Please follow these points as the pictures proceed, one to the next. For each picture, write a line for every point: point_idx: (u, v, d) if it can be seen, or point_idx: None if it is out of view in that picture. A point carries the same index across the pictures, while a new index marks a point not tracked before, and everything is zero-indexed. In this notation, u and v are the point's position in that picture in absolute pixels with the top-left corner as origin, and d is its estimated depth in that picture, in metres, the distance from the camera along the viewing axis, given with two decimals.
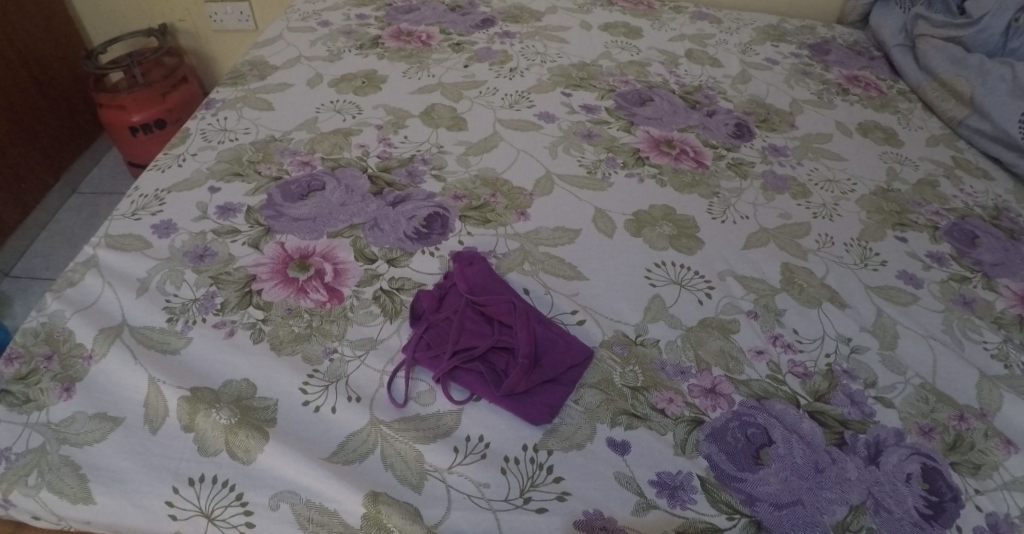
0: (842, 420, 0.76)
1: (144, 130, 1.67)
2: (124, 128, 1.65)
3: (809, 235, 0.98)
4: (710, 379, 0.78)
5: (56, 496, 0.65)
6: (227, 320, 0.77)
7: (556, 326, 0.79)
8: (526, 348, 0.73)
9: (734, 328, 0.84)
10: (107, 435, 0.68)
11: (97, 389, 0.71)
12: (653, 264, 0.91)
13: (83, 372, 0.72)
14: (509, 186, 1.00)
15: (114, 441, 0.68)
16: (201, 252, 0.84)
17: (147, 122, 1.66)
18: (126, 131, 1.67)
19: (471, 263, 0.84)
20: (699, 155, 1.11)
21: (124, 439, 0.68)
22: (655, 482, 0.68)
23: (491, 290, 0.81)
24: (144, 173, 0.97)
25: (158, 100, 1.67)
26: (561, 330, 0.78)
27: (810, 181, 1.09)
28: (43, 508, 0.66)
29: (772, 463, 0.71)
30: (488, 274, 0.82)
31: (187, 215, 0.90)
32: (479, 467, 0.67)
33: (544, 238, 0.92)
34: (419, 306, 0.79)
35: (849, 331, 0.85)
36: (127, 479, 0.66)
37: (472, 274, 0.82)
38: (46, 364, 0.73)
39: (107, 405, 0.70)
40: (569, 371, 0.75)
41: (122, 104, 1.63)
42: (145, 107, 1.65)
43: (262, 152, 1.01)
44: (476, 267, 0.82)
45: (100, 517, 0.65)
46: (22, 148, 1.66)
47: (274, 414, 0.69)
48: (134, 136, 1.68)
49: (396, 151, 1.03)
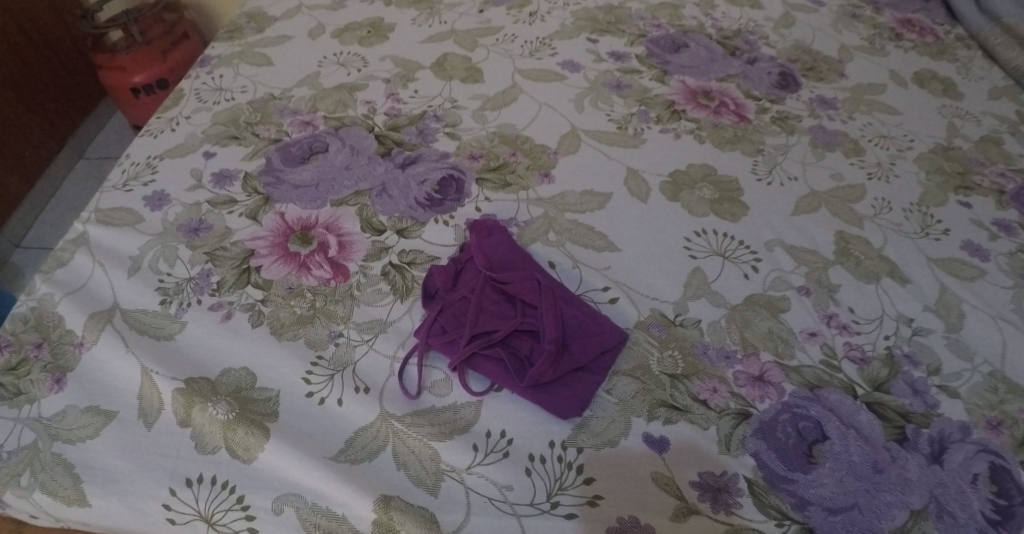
0: (903, 412, 0.69)
1: (147, 91, 1.57)
2: (126, 90, 1.55)
3: (865, 199, 0.89)
4: (758, 366, 0.70)
5: (50, 498, 0.60)
6: (225, 302, 0.70)
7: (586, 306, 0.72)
8: (555, 333, 0.66)
9: (784, 306, 0.75)
10: (100, 432, 0.62)
11: (89, 380, 0.65)
12: (693, 233, 0.82)
13: (74, 360, 0.66)
14: (531, 144, 0.90)
15: (108, 438, 0.62)
16: (196, 225, 0.77)
17: (149, 83, 1.56)
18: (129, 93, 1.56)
19: (489, 234, 0.76)
20: (741, 108, 1.00)
21: (118, 435, 0.62)
22: (698, 483, 0.61)
23: (512, 264, 0.73)
24: (136, 138, 0.88)
25: (159, 59, 1.56)
26: (591, 311, 0.71)
27: (862, 137, 0.99)
28: (38, 511, 0.60)
29: (826, 462, 0.64)
30: (509, 246, 0.74)
31: (181, 184, 0.82)
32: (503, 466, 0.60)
33: (571, 203, 0.84)
34: (431, 283, 0.71)
35: (910, 311, 0.77)
36: (123, 480, 0.60)
37: (491, 247, 0.74)
38: (36, 353, 0.67)
39: (100, 397, 0.64)
40: (601, 357, 0.68)
41: (122, 65, 1.53)
42: (146, 67, 1.54)
43: (260, 112, 0.91)
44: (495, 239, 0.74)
45: (97, 520, 0.60)
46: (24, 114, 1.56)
47: (276, 407, 0.63)
48: (138, 97, 1.58)
49: (406, 107, 0.93)
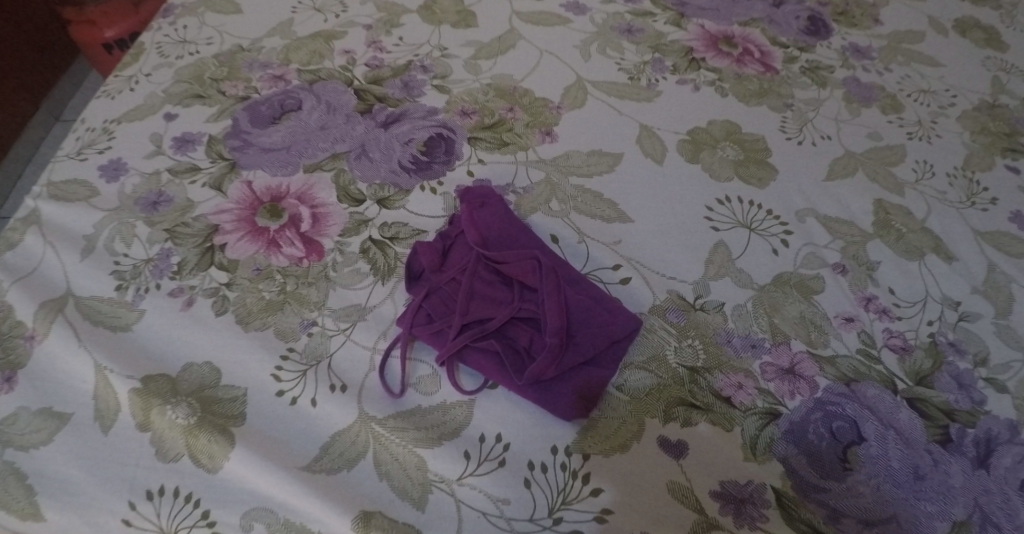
0: (947, 410, 0.61)
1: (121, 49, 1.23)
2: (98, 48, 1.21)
3: (905, 163, 0.80)
4: (789, 357, 0.62)
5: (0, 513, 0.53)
6: (186, 287, 0.62)
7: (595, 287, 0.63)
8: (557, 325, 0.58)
9: (818, 288, 0.68)
10: (54, 437, 0.56)
11: (40, 377, 0.58)
12: (715, 201, 0.73)
13: (23, 356, 0.58)
14: (531, 97, 0.80)
15: (62, 444, 0.55)
16: (155, 198, 0.68)
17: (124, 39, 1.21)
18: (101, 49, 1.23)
19: (482, 203, 0.66)
20: (767, 56, 0.90)
21: (73, 441, 0.55)
22: (719, 494, 0.54)
23: (508, 240, 0.64)
24: (92, 100, 0.78)
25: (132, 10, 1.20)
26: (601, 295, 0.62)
27: (900, 91, 0.89)
28: None
29: (862, 468, 0.57)
30: (505, 218, 0.65)
31: (139, 151, 0.72)
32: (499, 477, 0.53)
33: (576, 166, 0.75)
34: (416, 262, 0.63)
35: (956, 293, 0.69)
36: (79, 492, 0.54)
37: (484, 219, 0.65)
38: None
39: (53, 397, 0.57)
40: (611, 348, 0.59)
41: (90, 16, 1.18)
42: (119, 20, 1.19)
43: (227, 66, 0.80)
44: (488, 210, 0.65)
45: None
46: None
47: (243, 408, 0.56)
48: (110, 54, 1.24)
49: (390, 56, 0.83)
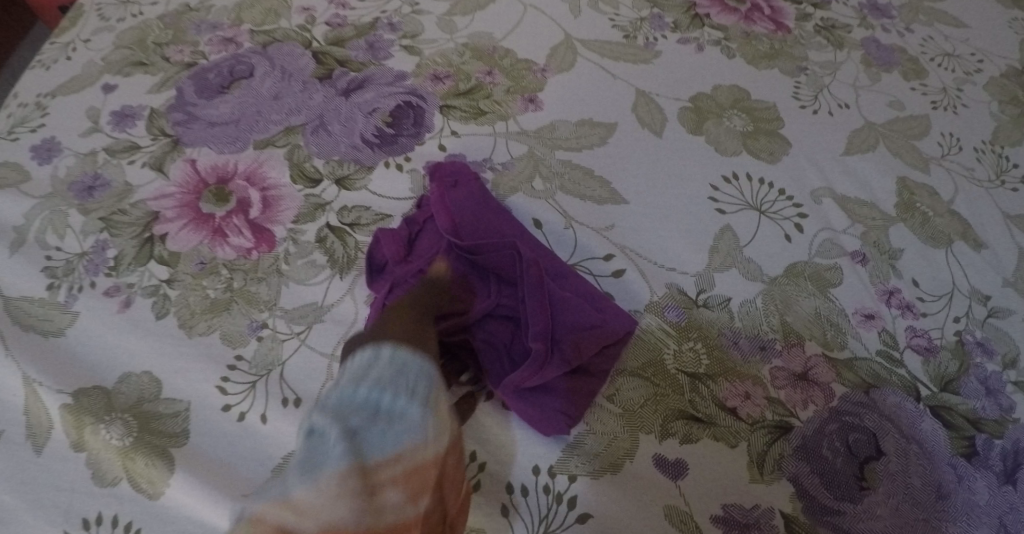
0: (974, 419, 0.56)
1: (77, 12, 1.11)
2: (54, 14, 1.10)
3: (929, 136, 0.73)
4: (802, 360, 0.56)
5: None
6: (124, 285, 0.55)
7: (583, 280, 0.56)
8: (540, 325, 0.51)
9: (834, 280, 0.61)
10: None
11: None
12: (720, 179, 0.66)
13: None
14: (512, 59, 0.72)
15: None
16: (91, 182, 0.61)
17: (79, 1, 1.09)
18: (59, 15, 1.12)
19: (455, 183, 0.59)
20: (777, 13, 0.81)
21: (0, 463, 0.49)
22: (722, 520, 0.49)
23: (485, 223, 0.57)
24: (25, 71, 0.70)
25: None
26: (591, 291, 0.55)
27: (923, 55, 0.81)
28: None
29: (881, 487, 0.52)
30: (481, 199, 0.58)
31: (75, 128, 0.64)
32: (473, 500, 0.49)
33: (562, 137, 0.67)
34: (380, 251, 0.57)
35: (986, 286, 0.62)
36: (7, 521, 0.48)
37: (457, 200, 0.58)
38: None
39: None
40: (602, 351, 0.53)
41: None
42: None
43: (174, 28, 0.72)
44: (461, 192, 0.58)
45: None
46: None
47: (186, 425, 0.50)
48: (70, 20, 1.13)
49: (355, 13, 0.74)
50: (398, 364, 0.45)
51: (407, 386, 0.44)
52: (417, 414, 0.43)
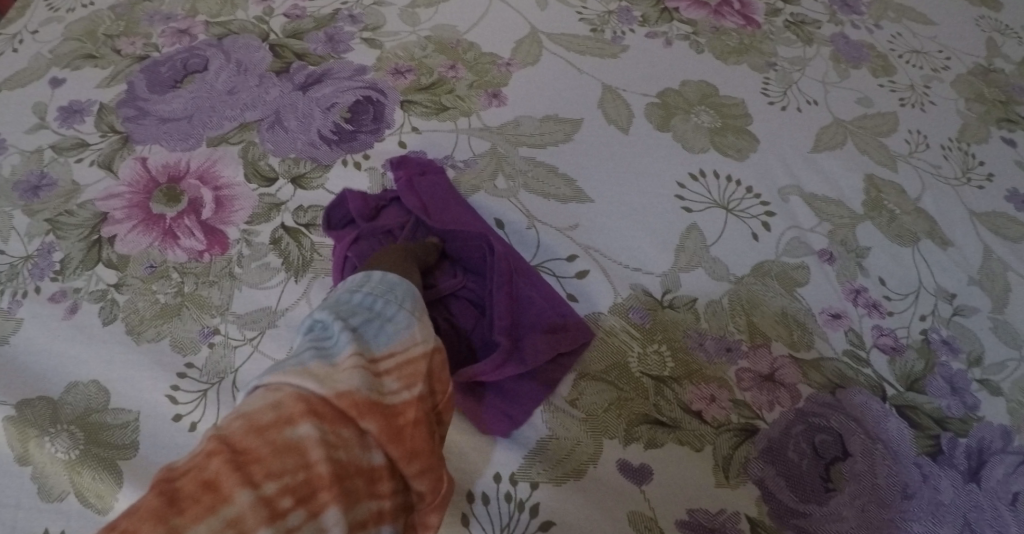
0: (939, 418, 0.56)
1: None
2: None
3: (897, 133, 0.72)
4: (768, 362, 0.56)
5: None
6: (70, 290, 0.53)
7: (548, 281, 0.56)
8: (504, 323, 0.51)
9: (802, 279, 0.61)
10: None
11: None
12: (687, 176, 0.66)
13: None
14: (477, 53, 0.71)
15: None
16: (36, 181, 0.58)
17: None
18: None
19: (422, 173, 0.59)
20: (747, 8, 0.81)
21: None
22: (688, 524, 0.48)
23: (454, 206, 0.57)
24: None
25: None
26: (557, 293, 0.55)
27: (892, 52, 0.81)
28: None
29: (846, 488, 0.51)
30: (451, 183, 0.59)
31: (20, 125, 0.61)
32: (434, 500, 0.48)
33: (527, 134, 0.66)
34: (344, 212, 0.57)
35: (952, 285, 0.62)
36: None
37: (429, 180, 0.58)
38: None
39: None
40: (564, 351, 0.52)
41: None
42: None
43: (126, 19, 0.69)
44: (430, 180, 0.58)
45: None
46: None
47: (136, 436, 0.48)
48: None
49: (314, 4, 0.72)
50: (384, 286, 0.46)
51: (395, 300, 0.45)
52: (407, 317, 0.44)
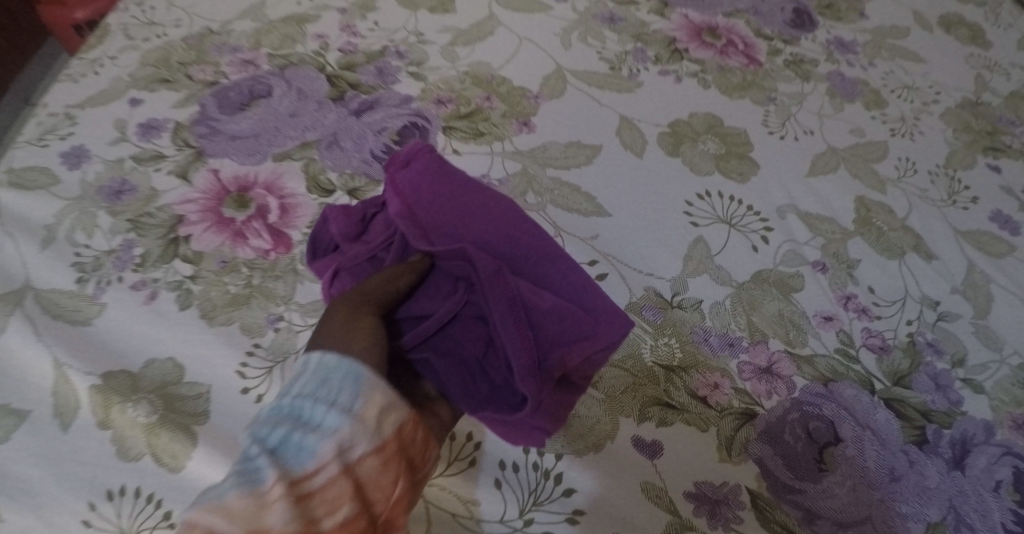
0: (924, 411, 0.61)
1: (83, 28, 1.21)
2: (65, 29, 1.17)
3: (887, 160, 0.80)
4: (766, 356, 0.62)
5: None
6: (150, 280, 0.60)
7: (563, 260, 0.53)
8: (513, 336, 0.47)
9: (797, 286, 0.67)
10: (9, 436, 0.53)
11: None
12: (696, 196, 0.73)
13: None
14: (509, 86, 0.79)
15: (16, 443, 0.52)
16: (119, 186, 0.66)
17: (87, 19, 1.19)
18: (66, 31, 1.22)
19: (408, 161, 0.57)
20: (750, 49, 0.89)
21: (28, 439, 0.53)
22: (694, 495, 0.54)
23: (450, 206, 0.54)
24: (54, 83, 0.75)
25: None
26: (572, 280, 0.52)
27: (884, 88, 0.88)
28: None
29: (838, 469, 0.57)
30: (439, 174, 0.56)
31: (103, 138, 0.70)
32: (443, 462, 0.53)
33: (553, 157, 0.73)
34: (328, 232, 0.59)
35: (936, 293, 0.68)
36: (38, 492, 0.51)
37: (417, 182, 0.56)
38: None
39: (8, 394, 0.54)
40: (586, 351, 0.49)
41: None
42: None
43: (197, 49, 0.78)
44: (412, 171, 0.57)
45: None
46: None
47: (207, 406, 0.55)
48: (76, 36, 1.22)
49: (365, 41, 0.80)
50: (324, 373, 0.40)
51: (329, 394, 0.39)
52: (339, 420, 0.38)
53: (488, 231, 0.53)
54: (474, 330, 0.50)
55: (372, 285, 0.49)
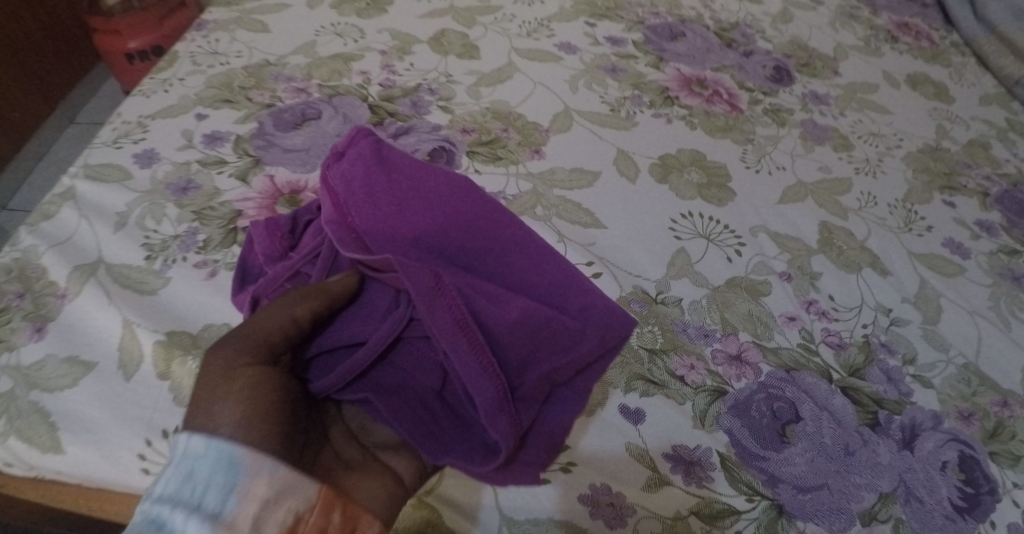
0: (877, 399, 0.69)
1: (141, 58, 1.43)
2: (121, 56, 1.42)
3: (851, 193, 0.90)
4: (736, 345, 0.70)
5: (26, 444, 0.60)
6: (210, 260, 0.70)
7: (536, 251, 0.61)
8: (482, 383, 0.54)
9: (765, 291, 0.76)
10: (80, 382, 0.62)
11: (70, 330, 0.65)
12: (680, 215, 0.82)
13: (56, 311, 0.66)
14: (524, 121, 0.90)
15: (87, 388, 0.62)
16: (185, 184, 0.77)
17: (144, 50, 1.42)
18: (123, 58, 1.43)
19: (341, 158, 0.66)
20: (734, 99, 1.01)
21: (98, 386, 0.62)
22: (671, 456, 0.62)
23: (404, 216, 0.62)
24: (129, 97, 0.87)
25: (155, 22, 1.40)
26: (552, 269, 0.60)
27: (852, 134, 1.00)
28: (15, 455, 0.61)
29: (799, 442, 0.65)
30: (371, 166, 0.64)
31: (171, 144, 0.81)
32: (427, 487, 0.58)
33: (560, 180, 0.83)
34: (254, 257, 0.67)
35: (889, 302, 0.77)
36: (98, 429, 0.61)
37: (366, 193, 0.63)
38: (17, 303, 0.66)
39: (81, 348, 0.64)
40: (558, 363, 0.57)
41: (117, 29, 1.40)
42: (142, 31, 1.40)
43: (254, 76, 0.90)
44: (343, 170, 0.64)
45: (71, 468, 0.61)
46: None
47: None
48: (131, 63, 1.45)
49: (401, 79, 0.92)
50: (186, 467, 0.44)
51: (192, 497, 0.44)
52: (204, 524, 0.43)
53: (427, 229, 0.61)
54: (434, 367, 0.58)
55: (263, 329, 0.52)
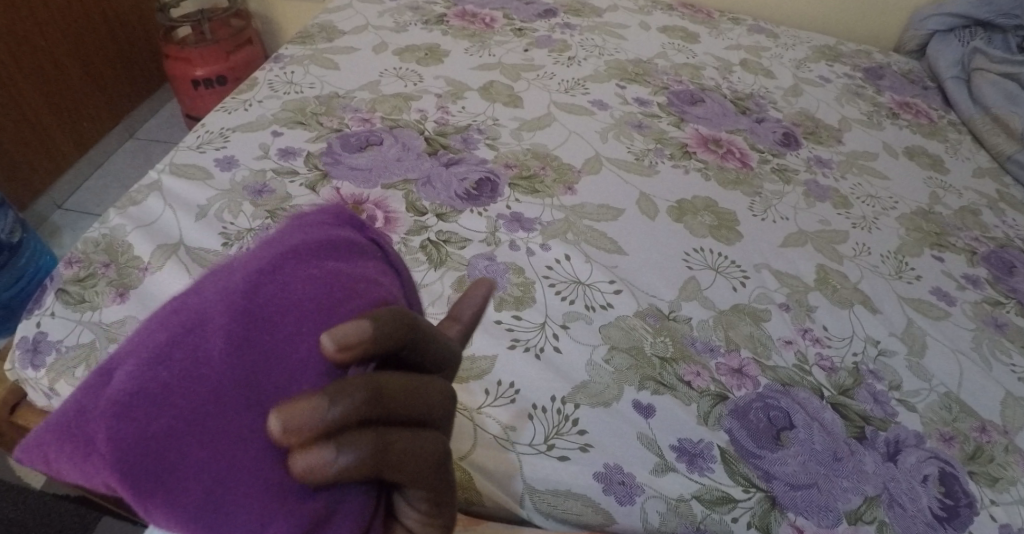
0: (864, 416, 0.78)
1: (206, 85, 1.71)
2: (187, 81, 1.70)
3: (847, 243, 1.00)
4: (738, 360, 0.80)
5: None
6: None
7: (125, 404, 0.37)
8: None
9: (766, 316, 0.86)
10: None
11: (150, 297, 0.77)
12: (691, 249, 0.93)
13: (138, 281, 0.79)
14: (559, 162, 1.02)
15: None
16: (260, 188, 0.90)
17: (209, 78, 1.71)
18: (189, 84, 1.71)
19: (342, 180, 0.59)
20: (745, 156, 1.13)
21: None
22: (676, 447, 0.71)
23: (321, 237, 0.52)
24: (213, 112, 1.03)
25: (223, 56, 1.71)
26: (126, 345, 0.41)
27: (851, 194, 1.11)
28: None
29: (792, 446, 0.73)
30: None
31: (249, 154, 0.95)
32: (468, 501, 0.70)
33: (589, 213, 0.95)
34: None
35: (878, 335, 0.87)
36: None
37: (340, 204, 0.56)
38: (103, 271, 0.79)
39: None
40: (180, 422, 0.37)
41: (189, 57, 1.68)
42: (209, 62, 1.69)
43: (325, 106, 1.05)
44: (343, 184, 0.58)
45: None
46: (31, 76, 1.58)
47: None
48: (196, 90, 1.73)
49: (454, 119, 1.06)
50: None
51: None
52: None
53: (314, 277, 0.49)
54: None
55: None
